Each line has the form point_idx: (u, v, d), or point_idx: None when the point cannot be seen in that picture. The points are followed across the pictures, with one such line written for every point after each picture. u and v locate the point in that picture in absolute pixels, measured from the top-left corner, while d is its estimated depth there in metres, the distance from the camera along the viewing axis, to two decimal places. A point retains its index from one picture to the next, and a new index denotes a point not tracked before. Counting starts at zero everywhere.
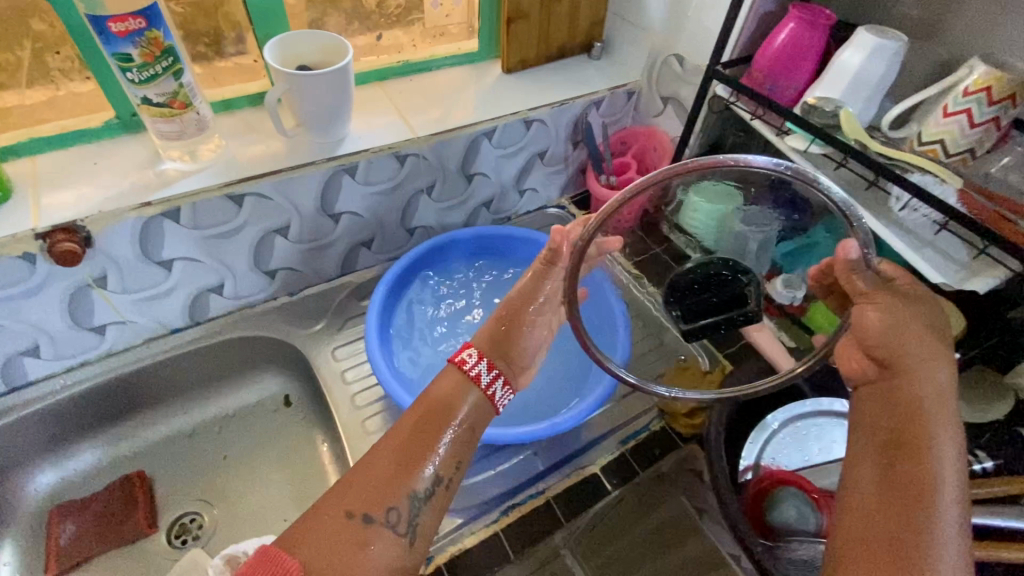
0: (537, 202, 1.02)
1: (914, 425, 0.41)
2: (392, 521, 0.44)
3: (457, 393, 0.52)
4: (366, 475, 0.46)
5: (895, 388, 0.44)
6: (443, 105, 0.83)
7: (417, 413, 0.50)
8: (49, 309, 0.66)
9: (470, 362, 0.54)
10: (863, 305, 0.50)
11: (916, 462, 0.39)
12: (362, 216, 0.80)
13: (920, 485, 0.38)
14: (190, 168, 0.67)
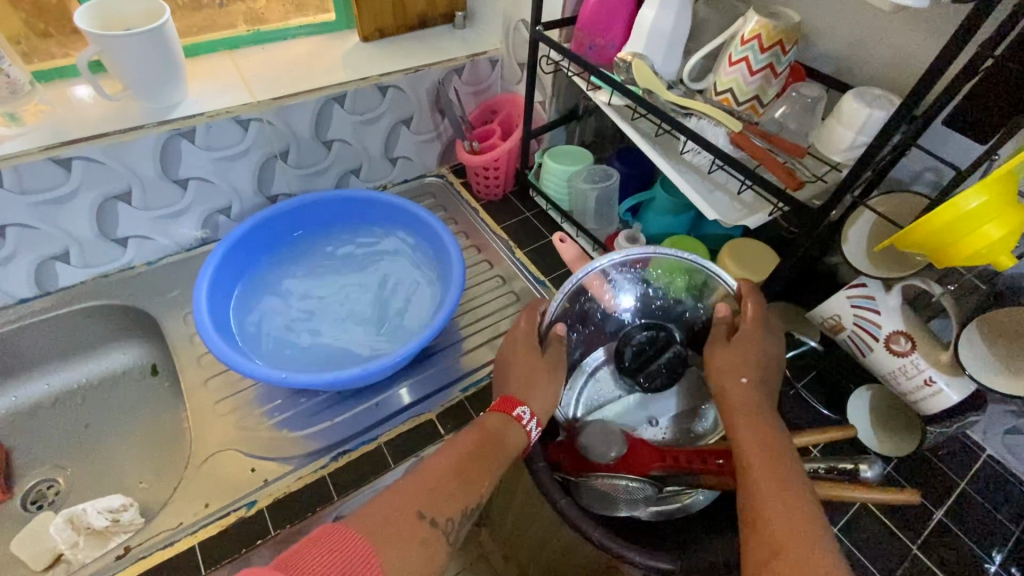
0: (414, 171, 1.05)
1: (760, 461, 0.49)
2: (447, 528, 0.48)
3: (505, 428, 0.55)
4: (428, 481, 0.50)
5: (731, 411, 0.54)
6: (292, 71, 0.84)
7: (476, 437, 0.54)
8: None
9: (526, 418, 0.57)
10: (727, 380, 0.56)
11: (780, 459, 0.49)
12: (210, 181, 0.81)
13: (779, 484, 0.46)
14: (11, 134, 0.68)
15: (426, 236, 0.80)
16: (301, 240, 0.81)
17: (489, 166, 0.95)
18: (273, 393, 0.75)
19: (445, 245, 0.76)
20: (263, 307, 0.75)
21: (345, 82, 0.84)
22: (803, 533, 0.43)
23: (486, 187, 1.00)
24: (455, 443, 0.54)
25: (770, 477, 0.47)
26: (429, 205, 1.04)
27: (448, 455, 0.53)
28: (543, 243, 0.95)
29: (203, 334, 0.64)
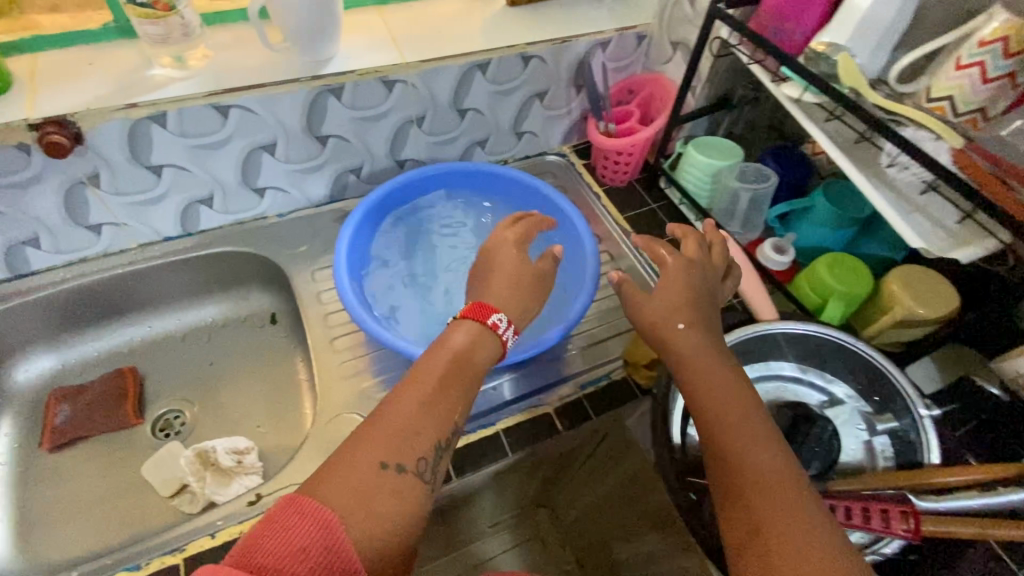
0: (537, 147, 1.00)
1: (719, 407, 0.49)
2: (422, 470, 0.44)
3: (478, 341, 0.51)
4: (395, 424, 0.45)
5: (682, 362, 0.53)
6: (438, 32, 0.81)
7: (428, 364, 0.49)
8: (47, 203, 0.70)
9: (501, 326, 0.53)
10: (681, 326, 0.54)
11: (736, 405, 0.49)
12: (348, 141, 0.81)
13: (750, 436, 0.47)
14: (178, 75, 0.68)
15: (558, 224, 0.78)
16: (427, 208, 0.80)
17: (623, 151, 0.89)
18: (392, 362, 0.74)
19: (582, 240, 0.74)
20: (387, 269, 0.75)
21: (493, 50, 0.80)
22: (782, 480, 0.44)
23: (613, 173, 0.94)
24: (419, 374, 0.48)
25: (728, 439, 0.47)
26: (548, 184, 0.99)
27: (407, 390, 0.47)
28: (670, 240, 0.89)
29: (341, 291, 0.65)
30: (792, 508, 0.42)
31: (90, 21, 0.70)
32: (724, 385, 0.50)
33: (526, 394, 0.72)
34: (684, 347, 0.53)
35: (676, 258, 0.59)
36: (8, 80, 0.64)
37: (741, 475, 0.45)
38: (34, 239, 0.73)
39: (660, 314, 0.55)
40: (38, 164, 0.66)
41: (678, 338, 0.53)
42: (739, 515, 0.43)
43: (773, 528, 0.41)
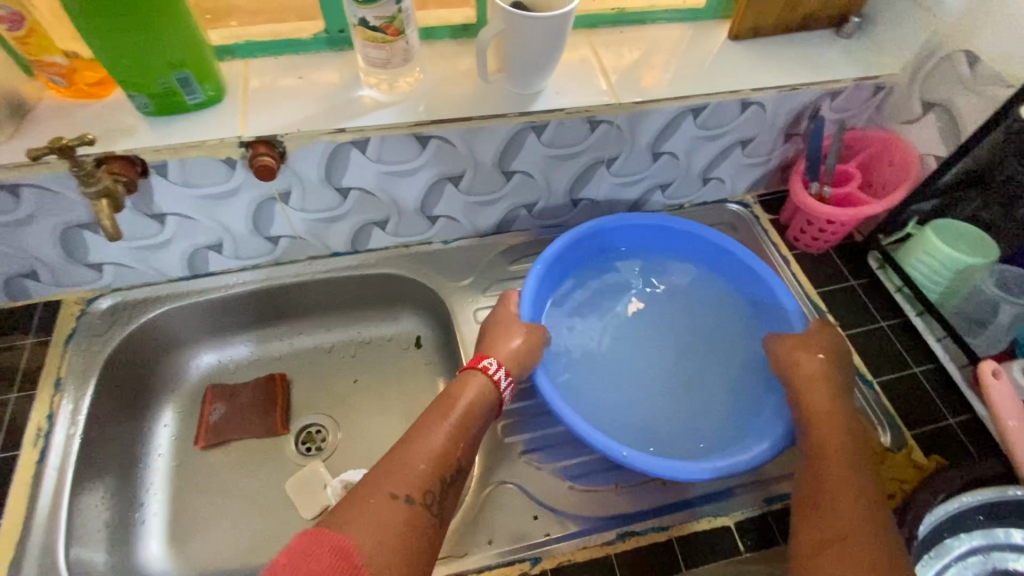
0: (718, 194, 0.90)
1: (829, 437, 0.57)
2: (430, 503, 0.49)
3: (482, 387, 0.60)
4: (401, 467, 0.50)
5: (804, 392, 0.62)
6: (653, 67, 0.72)
7: (440, 409, 0.56)
8: (238, 213, 0.68)
9: (491, 367, 0.61)
10: (806, 362, 0.64)
11: (847, 441, 0.57)
12: (533, 177, 0.75)
13: (850, 466, 0.54)
14: (386, 100, 0.64)
15: (743, 294, 0.76)
16: (608, 282, 0.78)
17: (835, 221, 0.77)
18: (556, 431, 0.68)
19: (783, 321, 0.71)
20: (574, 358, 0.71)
21: (714, 93, 0.70)
22: (870, 512, 0.51)
23: (812, 239, 0.83)
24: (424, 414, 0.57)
25: (825, 478, 0.54)
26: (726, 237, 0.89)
27: (422, 430, 0.54)
28: (875, 328, 0.77)
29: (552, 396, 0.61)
30: (870, 531, 0.49)
31: (302, 29, 0.66)
32: (847, 445, 0.56)
33: (706, 497, 0.64)
34: (816, 402, 0.60)
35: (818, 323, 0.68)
36: (223, 88, 0.61)
37: (829, 497, 0.52)
38: (217, 244, 0.72)
39: (806, 371, 0.63)
40: (238, 178, 0.63)
41: (816, 392, 0.61)
42: (821, 538, 0.50)
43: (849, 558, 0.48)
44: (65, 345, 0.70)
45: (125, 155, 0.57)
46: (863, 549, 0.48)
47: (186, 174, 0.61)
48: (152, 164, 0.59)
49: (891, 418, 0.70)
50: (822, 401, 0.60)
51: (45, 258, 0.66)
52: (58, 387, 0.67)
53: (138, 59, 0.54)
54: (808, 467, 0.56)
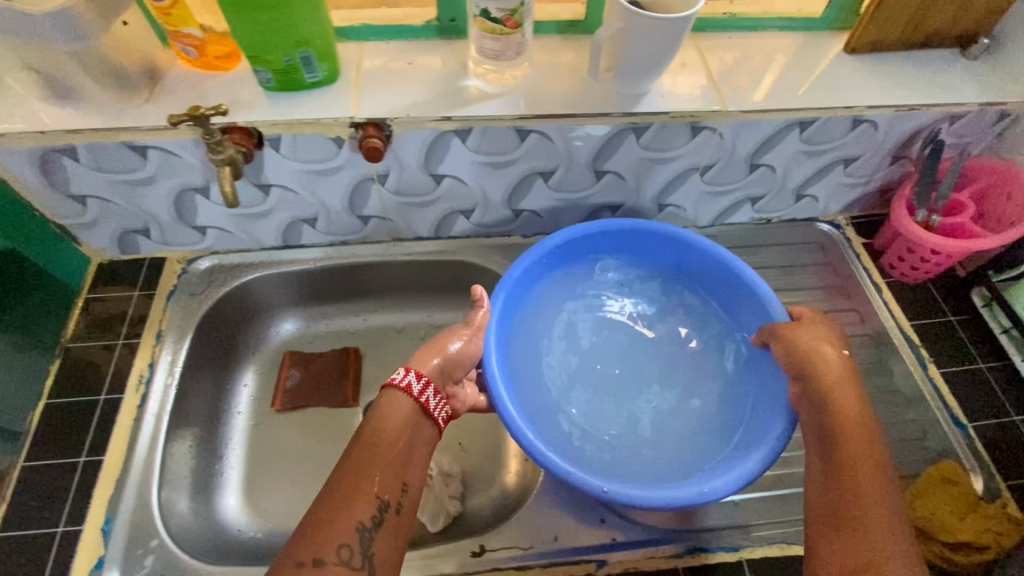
0: (809, 213, 0.86)
1: (843, 427, 0.57)
2: (345, 558, 0.49)
3: (403, 417, 0.58)
4: (312, 529, 0.50)
5: (820, 381, 0.60)
6: (761, 77, 0.69)
7: (359, 452, 0.55)
8: (337, 190, 0.71)
9: (415, 385, 0.60)
10: (822, 353, 0.62)
11: (864, 435, 0.56)
12: (624, 179, 0.73)
13: (868, 460, 0.54)
14: (491, 91, 0.64)
15: (722, 288, 0.76)
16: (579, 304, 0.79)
17: (941, 253, 0.74)
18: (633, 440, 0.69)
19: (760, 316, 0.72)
20: (546, 388, 0.72)
21: (827, 107, 0.67)
22: (888, 508, 0.51)
23: (910, 269, 0.79)
24: (343, 459, 0.55)
25: (841, 472, 0.54)
26: (814, 257, 0.86)
27: (336, 481, 0.53)
28: (971, 370, 0.74)
29: (517, 428, 0.60)
30: (891, 529, 0.50)
31: (415, 15, 0.67)
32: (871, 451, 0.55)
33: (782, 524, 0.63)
34: (841, 404, 0.58)
35: (821, 323, 0.66)
36: (338, 71, 0.63)
37: (852, 494, 0.52)
38: (311, 219, 0.74)
39: (825, 370, 0.61)
40: (343, 157, 0.65)
41: (835, 392, 0.59)
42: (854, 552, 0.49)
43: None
44: (167, 299, 0.74)
45: (247, 128, 0.60)
46: (886, 546, 0.49)
47: (296, 149, 0.64)
48: (267, 138, 0.62)
49: (986, 467, 0.67)
50: (842, 402, 0.58)
51: (158, 218, 0.70)
52: (158, 338, 0.71)
53: (268, 37, 0.56)
54: (826, 458, 0.56)
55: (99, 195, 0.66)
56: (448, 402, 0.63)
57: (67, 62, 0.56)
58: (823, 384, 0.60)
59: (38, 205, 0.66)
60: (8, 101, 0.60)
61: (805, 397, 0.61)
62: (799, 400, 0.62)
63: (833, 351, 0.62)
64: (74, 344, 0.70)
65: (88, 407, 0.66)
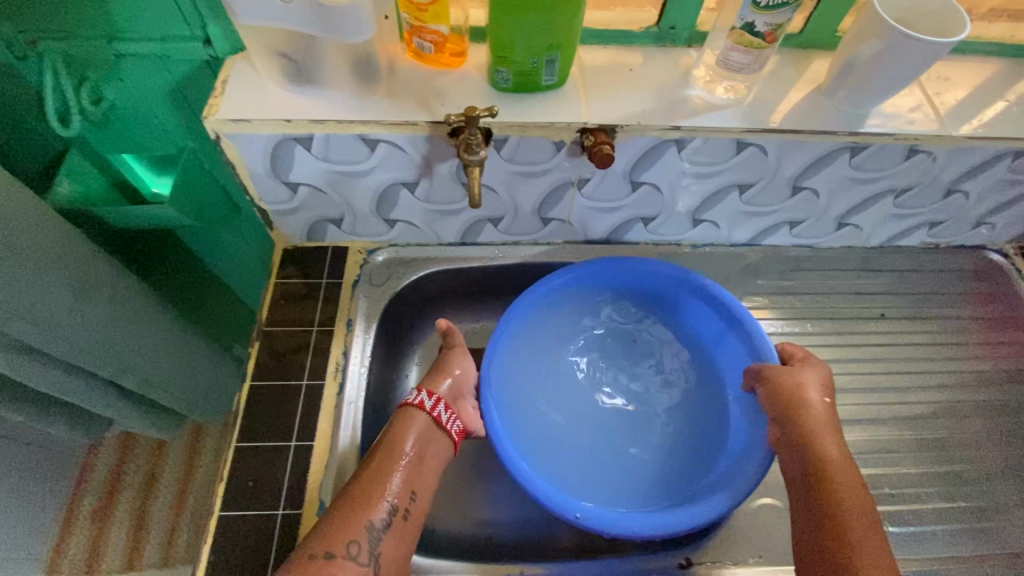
0: (979, 240, 0.85)
1: (827, 478, 0.59)
2: (354, 553, 0.54)
3: (419, 429, 0.63)
4: (330, 525, 0.55)
5: (804, 428, 0.62)
6: (980, 102, 0.68)
7: (377, 463, 0.60)
8: (535, 192, 0.70)
9: (427, 403, 0.65)
10: (803, 401, 0.64)
11: (851, 484, 0.58)
12: (817, 196, 0.73)
13: (857, 511, 0.56)
14: (716, 101, 0.63)
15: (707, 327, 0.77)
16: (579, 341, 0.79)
17: None
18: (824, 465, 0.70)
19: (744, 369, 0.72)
20: (544, 426, 0.73)
21: None
22: (880, 560, 0.53)
23: None
24: (364, 462, 0.61)
25: (825, 522, 0.56)
26: (974, 285, 0.85)
27: (355, 484, 0.59)
28: None
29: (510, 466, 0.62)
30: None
31: (633, 20, 0.67)
32: (850, 492, 0.57)
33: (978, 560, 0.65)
34: (827, 455, 0.60)
35: (806, 372, 0.67)
36: (566, 75, 0.63)
37: (837, 546, 0.54)
38: (498, 218, 0.75)
39: (807, 416, 0.63)
40: (557, 160, 0.66)
41: (819, 441, 0.61)
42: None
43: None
44: (353, 288, 0.76)
45: (483, 127, 0.60)
46: None
47: (517, 151, 0.64)
48: (496, 137, 0.62)
49: None
50: (827, 450, 0.61)
51: (357, 208, 0.71)
52: (349, 326, 0.73)
53: (524, 38, 0.56)
54: (810, 509, 0.58)
55: (312, 183, 0.67)
56: (460, 418, 0.67)
57: (320, 52, 0.57)
58: (805, 430, 0.62)
59: (251, 189, 0.67)
60: (249, 86, 0.60)
61: (787, 441, 0.63)
62: (780, 442, 0.64)
63: (816, 398, 0.64)
64: (269, 328, 0.72)
65: (292, 391, 0.68)
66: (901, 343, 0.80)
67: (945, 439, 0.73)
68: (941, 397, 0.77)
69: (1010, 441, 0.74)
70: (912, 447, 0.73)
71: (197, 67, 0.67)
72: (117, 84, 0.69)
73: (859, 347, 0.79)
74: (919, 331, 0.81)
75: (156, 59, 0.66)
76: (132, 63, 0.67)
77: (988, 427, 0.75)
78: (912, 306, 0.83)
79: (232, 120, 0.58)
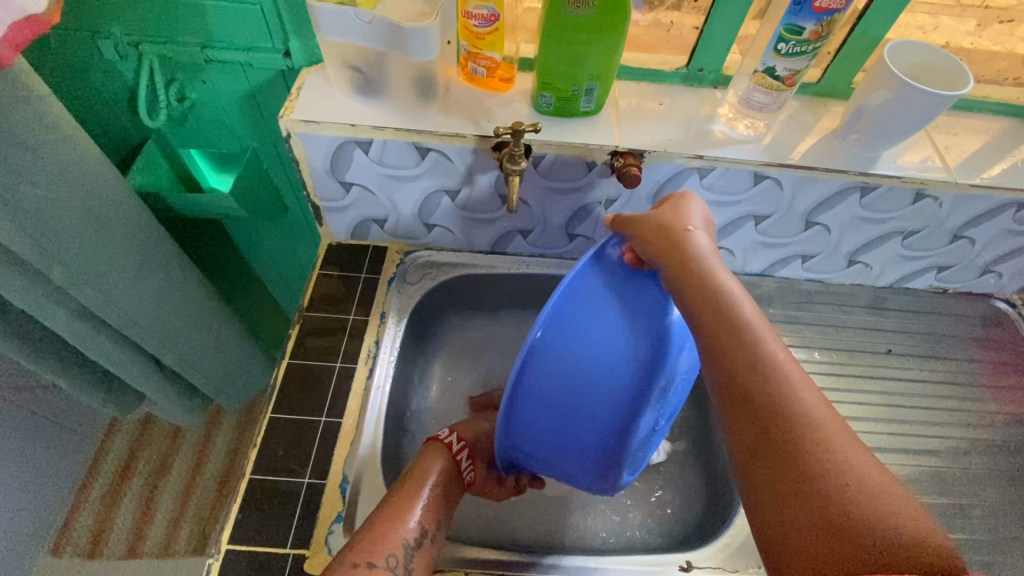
0: (985, 288, 0.88)
1: (717, 307, 0.50)
2: (393, 566, 0.52)
3: (443, 467, 0.62)
4: (368, 536, 0.54)
5: (681, 262, 0.53)
6: (984, 156, 0.73)
7: (407, 489, 0.59)
8: (565, 208, 0.76)
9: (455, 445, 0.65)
10: (678, 233, 0.55)
11: (736, 303, 0.50)
12: (829, 232, 0.78)
13: (751, 329, 0.48)
14: (737, 136, 0.69)
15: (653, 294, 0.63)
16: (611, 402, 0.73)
17: None
18: None
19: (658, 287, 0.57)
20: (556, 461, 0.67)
21: None
22: (790, 376, 0.44)
23: None
24: (393, 488, 0.60)
25: (724, 354, 0.47)
26: (981, 330, 0.88)
27: (391, 502, 0.57)
28: None
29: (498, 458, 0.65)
30: (802, 392, 0.43)
31: (665, 61, 0.74)
32: (742, 310, 0.49)
33: None
34: (712, 283, 0.51)
35: (679, 204, 0.59)
36: (603, 103, 0.70)
37: (739, 373, 0.46)
38: (528, 230, 0.81)
39: (687, 252, 0.54)
40: (588, 179, 0.72)
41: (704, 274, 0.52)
42: (755, 422, 0.43)
43: (806, 429, 0.41)
44: (389, 285, 0.82)
45: (525, 142, 0.66)
46: (796, 415, 0.42)
47: (553, 168, 0.70)
48: (535, 154, 0.68)
49: None
50: (713, 274, 0.52)
51: (401, 211, 0.78)
52: (383, 318, 0.78)
53: (567, 68, 0.63)
54: (707, 344, 0.49)
55: (364, 184, 0.74)
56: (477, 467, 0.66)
57: (387, 68, 0.64)
58: (683, 265, 0.53)
59: (310, 185, 0.74)
60: (321, 93, 0.68)
61: (672, 283, 0.53)
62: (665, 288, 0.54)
63: (689, 230, 0.56)
64: (310, 314, 0.78)
65: (325, 372, 0.73)
66: (902, 377, 0.83)
67: (944, 473, 0.75)
68: (941, 432, 0.79)
69: (1014, 481, 0.76)
70: (910, 479, 0.75)
71: (273, 75, 0.76)
72: (199, 85, 0.78)
73: (867, 378, 0.82)
74: (926, 369, 0.84)
75: (238, 65, 0.75)
76: (216, 68, 0.75)
77: (989, 464, 0.77)
78: (920, 346, 0.86)
79: (303, 120, 0.66)
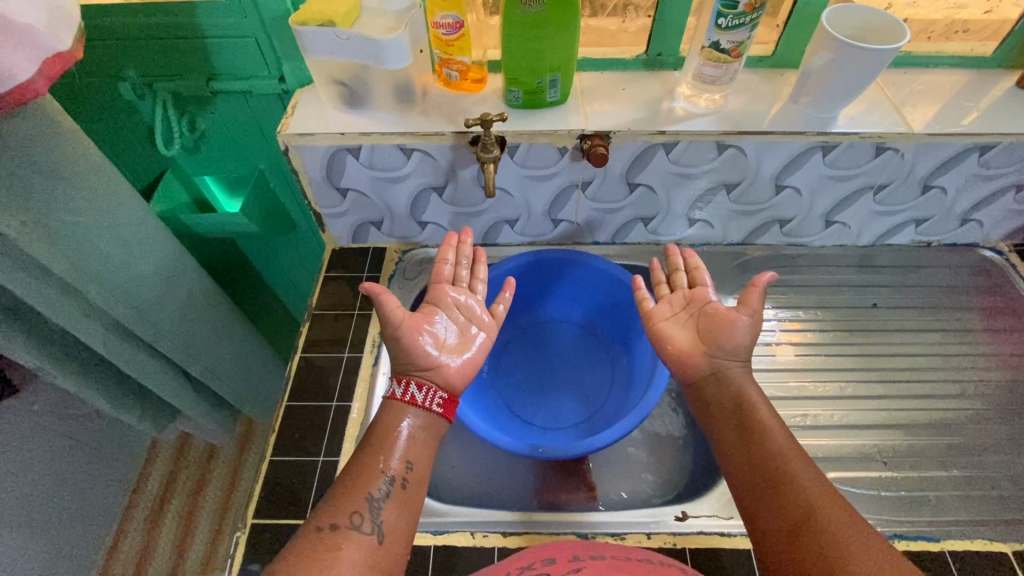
0: (972, 237, 0.89)
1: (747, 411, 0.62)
2: (357, 525, 0.53)
3: (401, 411, 0.62)
4: (333, 498, 0.55)
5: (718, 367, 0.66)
6: (940, 105, 0.76)
7: (372, 446, 0.60)
8: (545, 194, 0.82)
9: (399, 389, 0.63)
10: (726, 329, 0.66)
11: (760, 407, 0.62)
12: (800, 194, 0.81)
13: (773, 434, 0.59)
14: (697, 111, 0.74)
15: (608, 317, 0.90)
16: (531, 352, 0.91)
17: None
18: (820, 442, 0.75)
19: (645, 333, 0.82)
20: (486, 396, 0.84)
21: (1010, 133, 0.72)
22: (807, 473, 0.55)
23: None
24: (357, 450, 0.61)
25: (751, 447, 0.59)
26: (968, 280, 0.89)
27: (355, 463, 0.59)
28: None
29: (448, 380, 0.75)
30: (819, 486, 0.54)
31: (625, 51, 0.80)
32: (767, 418, 0.61)
33: (960, 525, 0.68)
34: (742, 389, 0.64)
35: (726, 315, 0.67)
36: (569, 93, 0.76)
37: (768, 466, 0.57)
38: (514, 219, 0.86)
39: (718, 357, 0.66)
40: (560, 165, 0.77)
41: (765, 434, 0.59)
42: (780, 506, 0.54)
43: (818, 516, 0.51)
44: (389, 282, 0.88)
45: (498, 135, 0.72)
46: (815, 503, 0.52)
47: (527, 156, 0.76)
48: (509, 145, 0.74)
49: None
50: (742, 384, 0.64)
51: (395, 211, 0.84)
52: None
53: (529, 63, 0.70)
54: (740, 440, 0.60)
55: (358, 189, 0.81)
56: (439, 389, 0.64)
57: (369, 80, 0.71)
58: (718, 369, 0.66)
59: (310, 194, 0.82)
60: (314, 109, 0.76)
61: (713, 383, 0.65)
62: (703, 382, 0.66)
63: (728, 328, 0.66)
64: (319, 312, 0.85)
65: (335, 363, 0.79)
66: (888, 328, 0.85)
67: (935, 416, 0.77)
68: (931, 376, 0.81)
69: (1008, 419, 0.77)
70: (901, 423, 0.77)
71: (272, 100, 0.84)
72: (208, 115, 0.87)
73: (852, 333, 0.85)
74: (911, 319, 0.86)
75: (240, 94, 0.83)
76: (222, 98, 0.84)
77: (983, 405, 0.78)
78: (908, 300, 0.88)
79: (298, 134, 0.73)
